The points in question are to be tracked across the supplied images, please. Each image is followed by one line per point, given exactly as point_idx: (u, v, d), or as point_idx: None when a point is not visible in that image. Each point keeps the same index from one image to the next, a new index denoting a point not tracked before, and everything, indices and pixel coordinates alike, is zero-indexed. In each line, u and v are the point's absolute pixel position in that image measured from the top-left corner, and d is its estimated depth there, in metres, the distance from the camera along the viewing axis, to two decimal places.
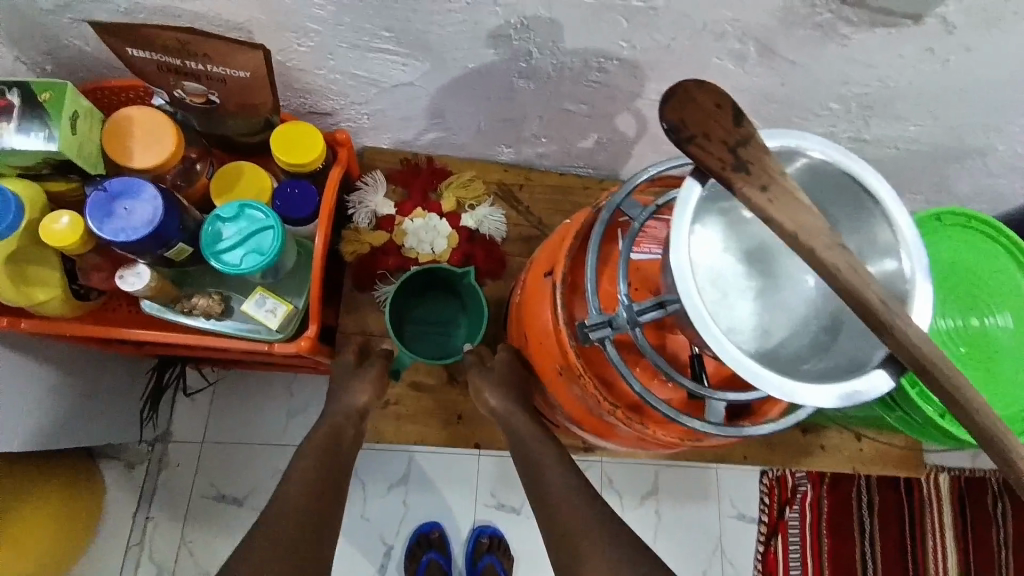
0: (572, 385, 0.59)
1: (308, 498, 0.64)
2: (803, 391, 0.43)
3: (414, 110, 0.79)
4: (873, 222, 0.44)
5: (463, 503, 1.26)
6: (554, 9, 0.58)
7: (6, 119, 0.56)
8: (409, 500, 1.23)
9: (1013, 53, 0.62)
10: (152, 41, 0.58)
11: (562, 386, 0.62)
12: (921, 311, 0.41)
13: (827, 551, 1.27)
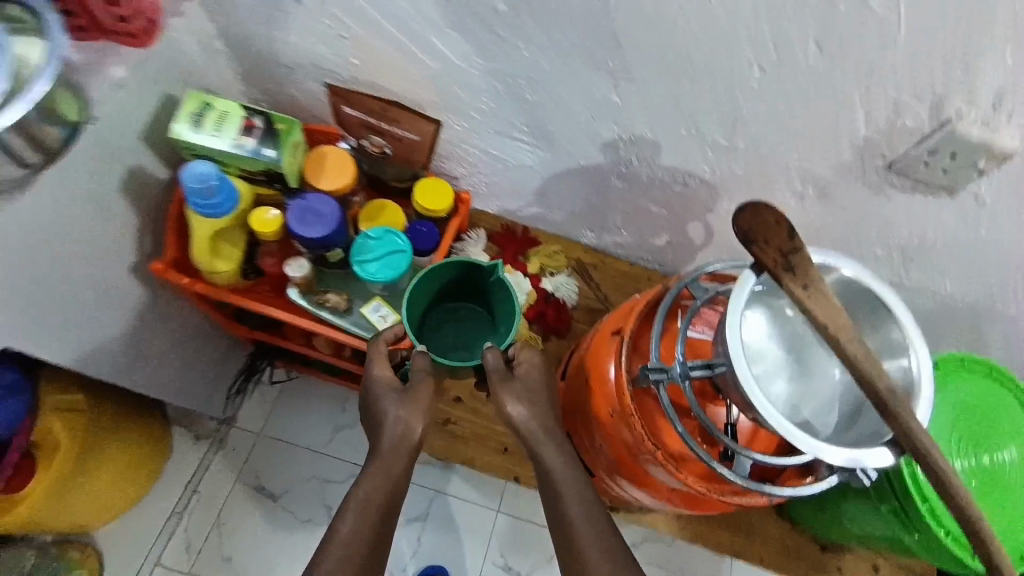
0: (622, 426, 0.69)
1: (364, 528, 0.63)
2: (821, 449, 0.52)
3: (525, 187, 0.98)
4: (885, 329, 0.56)
5: (470, 552, 1.29)
6: (658, 133, 0.76)
7: (249, 136, 0.76)
8: (425, 538, 1.29)
9: None
10: (364, 103, 0.82)
11: (611, 429, 0.72)
12: (921, 407, 0.52)
13: None
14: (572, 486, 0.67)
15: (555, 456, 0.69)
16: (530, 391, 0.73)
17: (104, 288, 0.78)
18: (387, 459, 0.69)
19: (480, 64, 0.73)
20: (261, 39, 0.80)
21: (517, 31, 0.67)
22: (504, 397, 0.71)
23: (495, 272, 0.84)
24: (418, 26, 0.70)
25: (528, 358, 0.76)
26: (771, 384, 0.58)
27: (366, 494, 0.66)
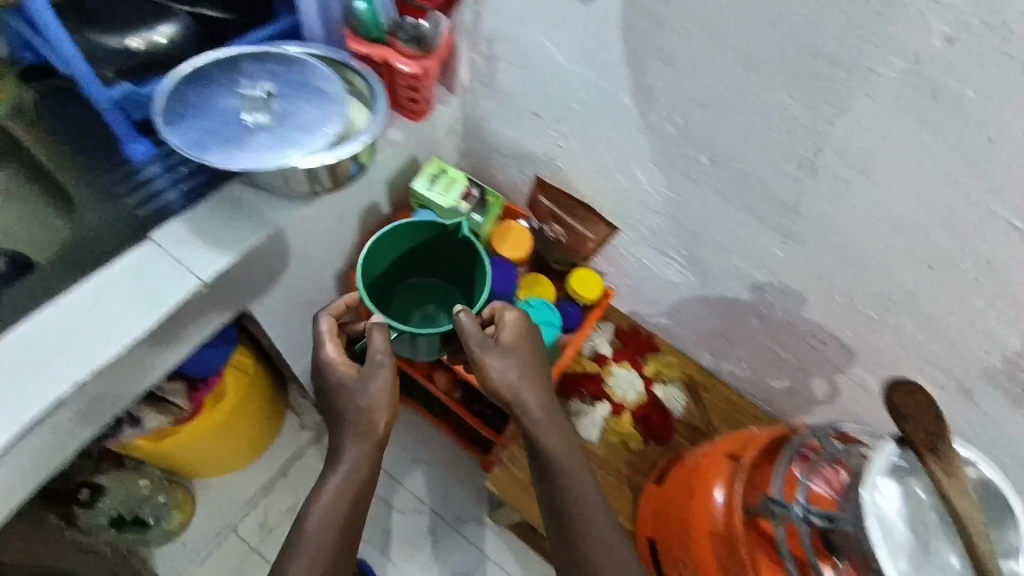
0: (727, 554, 0.72)
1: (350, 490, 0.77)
2: None
3: (662, 299, 1.07)
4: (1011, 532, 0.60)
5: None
6: (808, 289, 0.84)
7: (467, 202, 0.93)
8: None
9: None
10: (558, 196, 0.97)
11: (709, 556, 0.74)
12: None
13: None
14: (575, 493, 0.76)
15: (558, 443, 0.78)
16: (504, 355, 0.79)
17: (314, 283, 0.97)
18: (357, 433, 0.78)
19: (664, 195, 0.87)
20: (492, 130, 1.01)
21: (707, 178, 0.80)
22: (487, 364, 0.78)
23: (457, 231, 0.88)
24: (624, 155, 0.86)
25: (514, 317, 0.82)
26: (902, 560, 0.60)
27: (348, 465, 0.77)
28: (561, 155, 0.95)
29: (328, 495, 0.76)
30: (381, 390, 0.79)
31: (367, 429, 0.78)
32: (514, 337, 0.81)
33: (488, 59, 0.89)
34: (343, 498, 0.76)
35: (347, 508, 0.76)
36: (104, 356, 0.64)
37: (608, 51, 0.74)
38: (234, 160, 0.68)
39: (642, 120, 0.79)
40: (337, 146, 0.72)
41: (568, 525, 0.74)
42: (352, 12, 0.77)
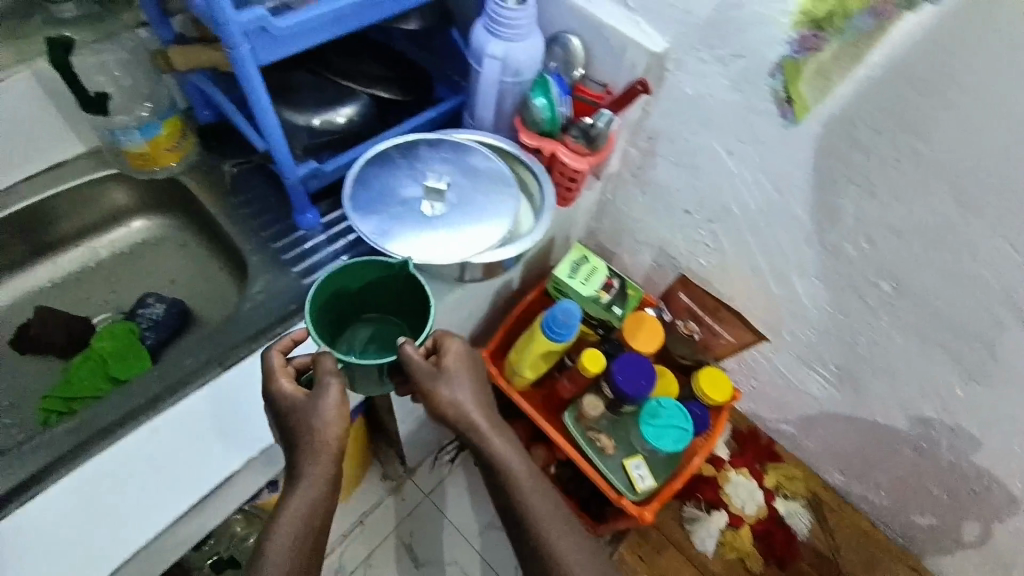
0: None
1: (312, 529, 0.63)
2: None
3: (792, 410, 1.00)
4: None
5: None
6: (984, 432, 0.77)
7: (606, 292, 0.91)
8: None
9: None
10: (698, 294, 0.92)
11: None
12: None
13: None
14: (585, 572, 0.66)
15: (541, 502, 0.70)
16: (458, 379, 0.68)
17: None
18: (308, 465, 0.62)
19: (824, 312, 0.82)
20: (632, 218, 1.00)
21: (884, 305, 0.75)
22: (441, 395, 0.66)
23: (405, 267, 0.68)
24: (785, 266, 0.82)
25: (455, 343, 0.70)
26: None
27: (301, 502, 0.62)
28: (707, 254, 0.92)
29: (277, 534, 0.62)
30: (337, 426, 0.62)
31: (321, 458, 0.62)
32: (467, 367, 0.70)
33: (645, 154, 0.88)
34: (298, 541, 0.62)
35: (306, 545, 0.63)
36: (206, 480, 0.70)
37: (793, 169, 0.71)
38: (413, 253, 0.70)
39: (816, 238, 0.75)
40: (506, 242, 0.74)
41: (525, 538, 0.69)
42: (531, 107, 0.79)
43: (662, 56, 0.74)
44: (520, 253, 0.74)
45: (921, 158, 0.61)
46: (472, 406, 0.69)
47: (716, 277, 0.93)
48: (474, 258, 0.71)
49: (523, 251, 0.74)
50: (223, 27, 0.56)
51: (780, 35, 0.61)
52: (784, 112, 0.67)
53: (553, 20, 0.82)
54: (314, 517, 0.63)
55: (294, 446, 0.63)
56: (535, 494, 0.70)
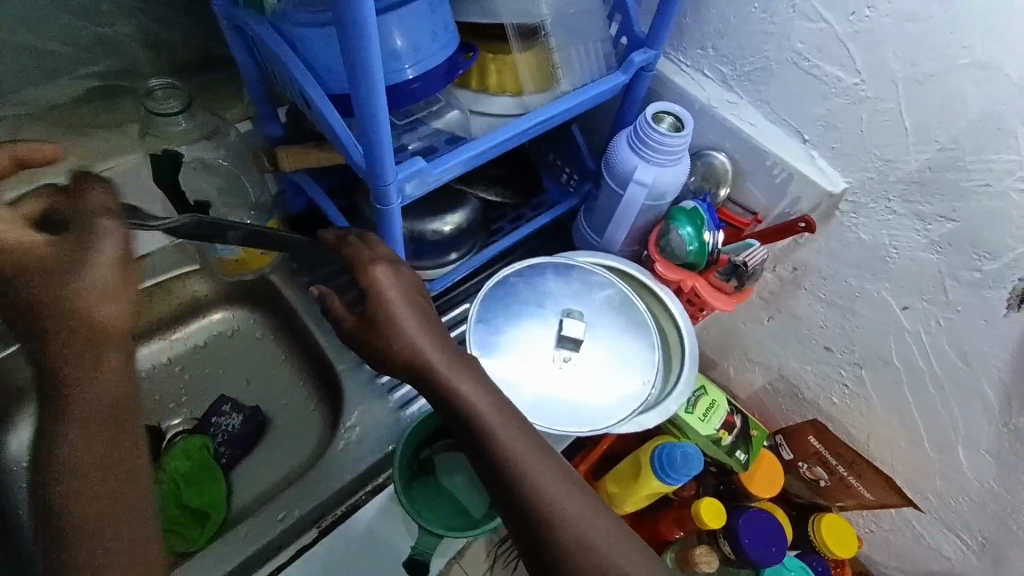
0: None
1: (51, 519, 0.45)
2: None
3: (918, 566, 0.88)
4: None
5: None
6: None
7: (729, 433, 0.81)
8: None
9: None
10: (835, 443, 0.81)
11: None
12: None
13: None
14: (591, 522, 0.49)
15: (509, 444, 0.51)
16: (399, 312, 0.55)
17: None
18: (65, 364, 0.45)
19: (991, 486, 0.71)
20: (749, 338, 0.90)
21: None
22: (386, 341, 0.54)
23: None
24: (949, 429, 0.72)
25: (382, 269, 0.56)
26: None
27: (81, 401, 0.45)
28: (841, 394, 0.82)
29: (69, 517, 0.44)
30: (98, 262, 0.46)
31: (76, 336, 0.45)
32: (399, 294, 0.56)
33: (784, 284, 0.78)
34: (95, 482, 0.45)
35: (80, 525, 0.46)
36: None
37: (991, 340, 0.62)
38: (555, 421, 0.62)
39: (1003, 414, 0.65)
40: (643, 408, 0.65)
41: (517, 507, 0.50)
42: (673, 235, 0.71)
43: (838, 198, 0.65)
44: (656, 421, 0.65)
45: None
46: (423, 342, 0.54)
47: (849, 418, 0.83)
48: (604, 430, 0.63)
49: (659, 420, 0.65)
50: (383, 187, 0.49)
51: None
52: (1010, 302, 0.58)
53: (698, 136, 0.74)
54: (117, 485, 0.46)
55: (66, 362, 0.45)
56: (512, 437, 0.51)
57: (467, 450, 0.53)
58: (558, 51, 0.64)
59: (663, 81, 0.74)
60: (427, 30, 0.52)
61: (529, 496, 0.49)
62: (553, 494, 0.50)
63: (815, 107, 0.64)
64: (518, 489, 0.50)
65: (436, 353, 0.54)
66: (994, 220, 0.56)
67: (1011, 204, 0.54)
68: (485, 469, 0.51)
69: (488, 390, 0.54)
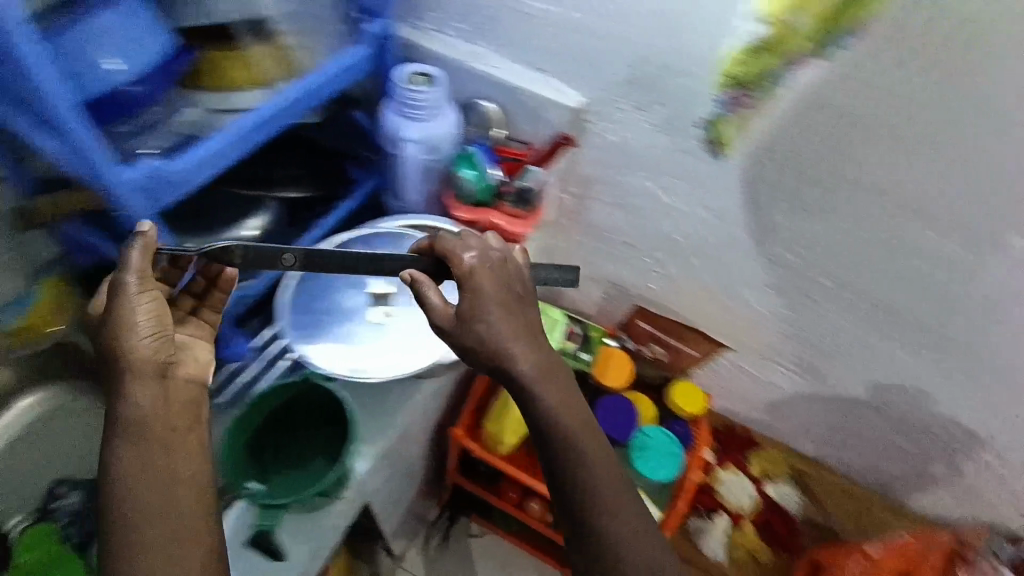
0: None
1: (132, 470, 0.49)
2: None
3: (760, 400, 1.05)
4: None
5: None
6: (936, 389, 0.84)
7: (571, 341, 0.91)
8: None
9: None
10: (660, 320, 0.98)
11: None
12: None
13: None
14: (641, 546, 0.54)
15: (591, 453, 0.56)
16: (495, 312, 0.56)
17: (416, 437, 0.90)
18: (130, 382, 0.50)
19: (777, 312, 0.87)
20: (575, 259, 1.00)
21: (832, 299, 0.80)
22: (472, 334, 0.55)
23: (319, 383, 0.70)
24: (732, 276, 0.86)
25: (473, 262, 0.58)
26: None
27: (140, 413, 0.50)
28: (656, 279, 0.94)
29: (131, 511, 0.48)
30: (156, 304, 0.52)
31: (134, 371, 0.51)
32: (493, 288, 0.57)
33: (577, 200, 0.89)
34: (149, 483, 0.49)
35: (169, 487, 0.49)
36: None
37: (726, 192, 0.76)
38: (389, 369, 0.68)
39: (759, 249, 0.80)
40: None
41: (577, 513, 0.55)
42: (460, 180, 0.78)
43: (581, 109, 0.76)
44: None
45: (848, 178, 0.67)
46: (497, 327, 0.55)
47: (668, 298, 0.96)
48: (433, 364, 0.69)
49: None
50: (110, 194, 0.51)
51: (707, 100, 0.68)
52: (714, 152, 0.72)
53: (461, 90, 0.81)
54: (170, 483, 0.49)
55: (131, 387, 0.50)
56: (590, 445, 0.57)
57: (539, 441, 0.57)
58: (293, 37, 0.67)
59: (412, 48, 0.80)
60: (131, 37, 0.53)
61: (587, 500, 0.55)
62: (607, 514, 0.55)
63: (532, 40, 0.73)
64: (587, 495, 0.55)
65: (519, 350, 0.56)
66: (689, 93, 0.68)
67: (693, 76, 0.66)
68: (558, 465, 0.56)
69: (575, 407, 0.58)
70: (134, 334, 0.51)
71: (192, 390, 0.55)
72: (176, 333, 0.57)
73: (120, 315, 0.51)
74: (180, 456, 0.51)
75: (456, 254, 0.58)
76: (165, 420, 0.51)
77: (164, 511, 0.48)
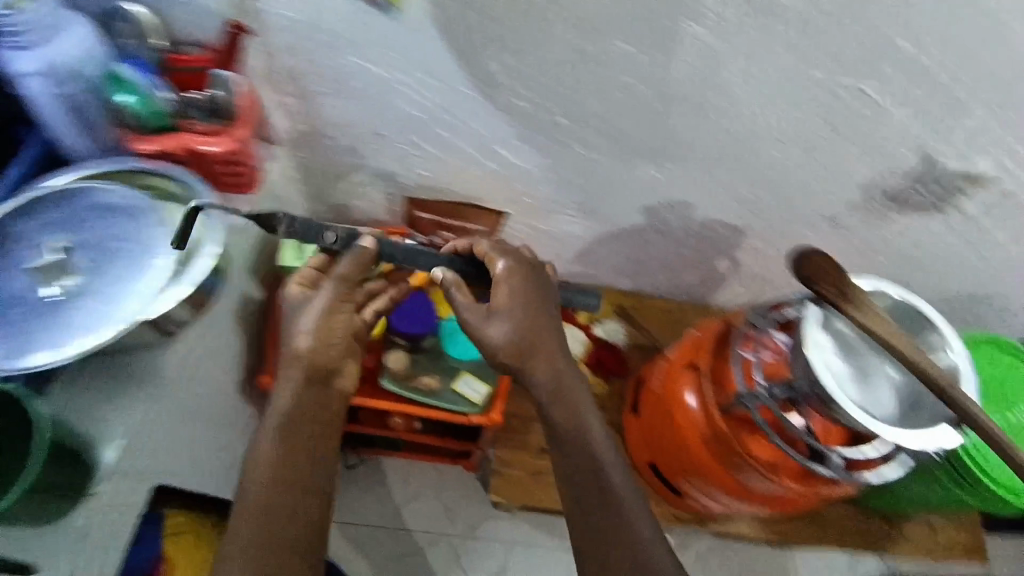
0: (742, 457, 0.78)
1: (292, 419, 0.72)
2: (890, 431, 0.66)
3: (568, 251, 1.10)
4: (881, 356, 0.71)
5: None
6: (693, 195, 0.89)
7: None
8: None
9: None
10: (436, 207, 0.99)
11: (730, 464, 0.80)
12: (895, 403, 0.70)
13: None
14: (616, 469, 0.74)
15: (595, 421, 0.76)
16: (504, 298, 0.75)
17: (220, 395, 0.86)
18: (291, 370, 0.73)
19: (538, 163, 0.87)
20: (338, 166, 0.93)
21: (574, 134, 0.81)
22: (482, 332, 0.75)
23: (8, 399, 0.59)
24: (483, 139, 0.84)
25: (500, 290, 0.75)
26: (861, 391, 0.69)
27: (283, 397, 0.72)
28: (422, 163, 0.90)
29: (251, 480, 0.68)
30: (323, 320, 0.74)
31: (298, 365, 0.73)
32: (511, 306, 0.75)
33: (301, 98, 0.80)
34: (273, 465, 0.69)
35: (279, 466, 0.69)
36: None
37: (430, 48, 0.71)
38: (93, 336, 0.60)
39: (490, 103, 0.77)
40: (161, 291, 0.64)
41: (583, 454, 0.74)
42: (122, 110, 0.66)
43: None
44: (202, 271, 0.66)
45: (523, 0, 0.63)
46: (515, 329, 0.75)
47: (441, 179, 0.92)
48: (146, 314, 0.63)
49: (183, 297, 0.65)
50: None
51: None
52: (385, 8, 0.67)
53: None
54: (310, 444, 0.72)
55: (286, 370, 0.73)
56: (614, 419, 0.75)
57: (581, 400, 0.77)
58: None
59: None
60: None
61: (581, 442, 0.75)
62: (599, 459, 0.74)
63: None
64: (581, 445, 0.74)
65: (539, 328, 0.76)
66: None
67: None
68: (549, 412, 0.76)
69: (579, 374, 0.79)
70: (294, 328, 0.74)
71: (302, 375, 0.73)
72: (332, 324, 0.75)
73: (298, 311, 0.75)
74: (309, 420, 0.73)
75: (494, 256, 0.77)
76: (314, 413, 0.73)
77: (291, 499, 0.67)
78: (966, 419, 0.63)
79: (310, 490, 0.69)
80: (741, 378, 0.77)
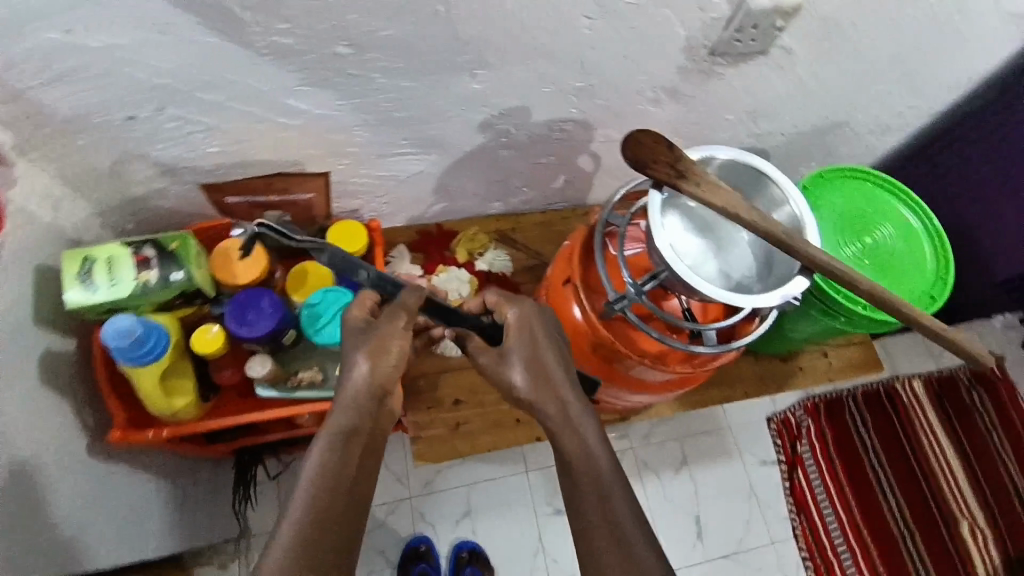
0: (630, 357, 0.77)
1: (353, 457, 0.55)
2: (751, 297, 0.65)
3: (423, 191, 1.00)
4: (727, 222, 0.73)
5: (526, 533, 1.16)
6: (523, 98, 0.81)
7: (148, 269, 0.76)
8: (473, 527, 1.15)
9: (846, 61, 0.85)
10: (247, 189, 0.86)
11: (621, 364, 0.80)
12: (751, 263, 0.72)
13: (846, 485, 1.28)
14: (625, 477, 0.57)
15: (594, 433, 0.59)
16: (529, 340, 0.65)
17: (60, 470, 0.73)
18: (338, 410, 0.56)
19: (343, 106, 0.75)
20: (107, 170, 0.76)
21: (365, 62, 0.69)
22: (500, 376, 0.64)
23: None
24: (263, 93, 0.70)
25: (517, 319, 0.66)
26: (716, 261, 0.71)
27: (331, 437, 0.55)
28: (207, 139, 0.75)
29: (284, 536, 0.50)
30: (378, 345, 0.59)
31: (351, 401, 0.57)
32: (537, 340, 0.65)
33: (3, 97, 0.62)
34: (309, 517, 0.51)
35: (330, 515, 0.52)
36: None
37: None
38: None
39: (248, 48, 0.63)
40: None
41: (586, 465, 0.57)
42: None
43: None
44: None
45: None
46: (530, 373, 0.63)
47: (240, 152, 0.78)
48: None
49: None
50: None
51: None
52: None
53: None
54: (347, 492, 0.54)
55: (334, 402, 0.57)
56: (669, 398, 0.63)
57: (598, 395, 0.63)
58: None
59: None
60: None
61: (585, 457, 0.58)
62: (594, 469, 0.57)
63: None
64: (583, 458, 0.58)
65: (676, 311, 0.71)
66: None
67: None
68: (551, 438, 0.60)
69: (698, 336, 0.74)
70: (376, 360, 0.58)
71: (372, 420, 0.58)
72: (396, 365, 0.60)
73: (349, 340, 0.61)
74: (366, 467, 0.56)
75: (505, 306, 0.68)
76: (370, 453, 0.57)
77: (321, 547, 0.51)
78: (805, 263, 0.64)
79: (347, 539, 0.53)
80: (608, 283, 0.75)
